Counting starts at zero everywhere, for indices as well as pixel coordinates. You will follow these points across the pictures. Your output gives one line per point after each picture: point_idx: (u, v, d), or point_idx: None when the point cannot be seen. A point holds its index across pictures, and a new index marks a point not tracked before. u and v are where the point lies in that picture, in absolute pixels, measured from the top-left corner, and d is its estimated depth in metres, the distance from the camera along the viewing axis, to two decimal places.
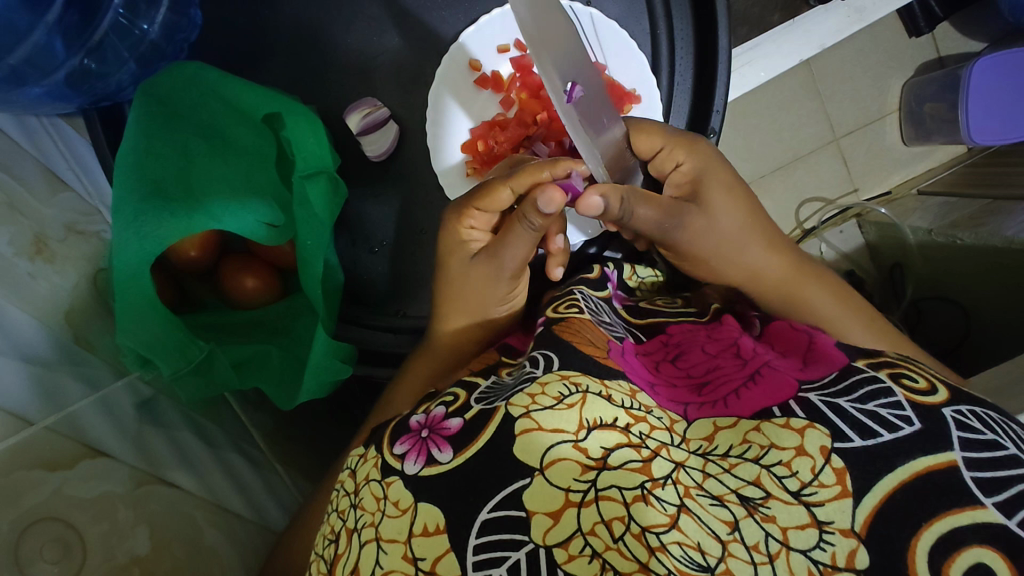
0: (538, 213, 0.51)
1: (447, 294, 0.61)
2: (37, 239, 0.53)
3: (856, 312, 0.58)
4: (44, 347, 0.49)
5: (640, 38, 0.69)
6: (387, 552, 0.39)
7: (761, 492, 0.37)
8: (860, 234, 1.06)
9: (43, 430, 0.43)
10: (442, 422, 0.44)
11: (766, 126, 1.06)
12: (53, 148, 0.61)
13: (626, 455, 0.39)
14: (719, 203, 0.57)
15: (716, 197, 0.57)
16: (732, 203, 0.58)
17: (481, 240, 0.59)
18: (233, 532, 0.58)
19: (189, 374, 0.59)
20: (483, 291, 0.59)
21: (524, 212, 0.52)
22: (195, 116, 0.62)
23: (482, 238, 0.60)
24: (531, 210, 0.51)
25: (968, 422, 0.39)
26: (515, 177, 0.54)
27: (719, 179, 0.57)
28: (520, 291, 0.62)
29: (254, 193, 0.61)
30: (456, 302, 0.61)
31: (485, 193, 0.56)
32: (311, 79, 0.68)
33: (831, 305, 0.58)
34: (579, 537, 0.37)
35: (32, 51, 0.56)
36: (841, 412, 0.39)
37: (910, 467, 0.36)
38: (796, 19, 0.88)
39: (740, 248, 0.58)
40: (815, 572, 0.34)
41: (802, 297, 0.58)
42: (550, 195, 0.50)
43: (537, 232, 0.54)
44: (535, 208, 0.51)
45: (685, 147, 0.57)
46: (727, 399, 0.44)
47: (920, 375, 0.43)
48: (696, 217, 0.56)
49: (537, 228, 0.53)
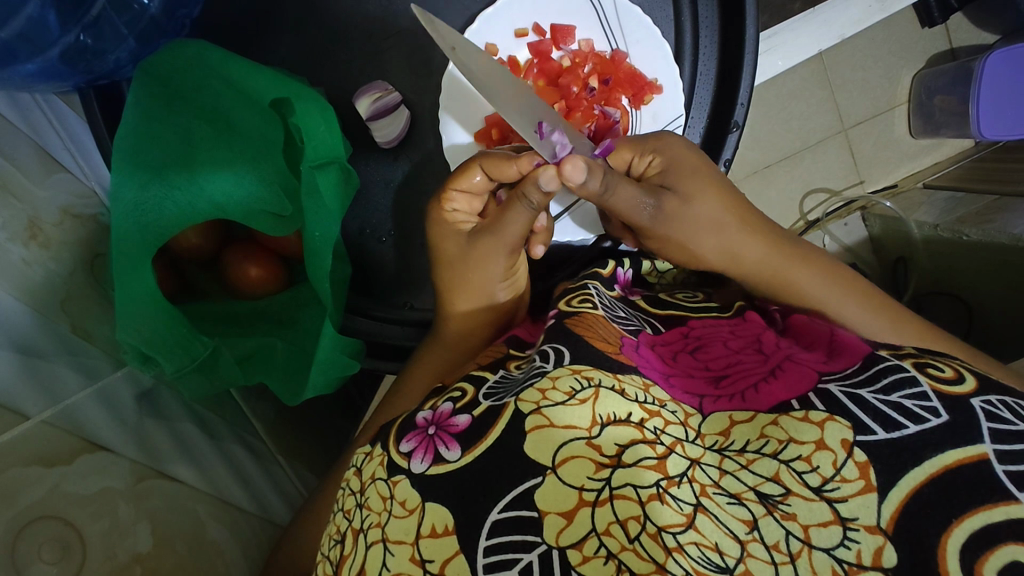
0: (538, 190, 0.50)
1: (448, 272, 0.60)
2: (31, 224, 0.50)
3: (847, 288, 0.55)
4: (40, 337, 0.47)
5: (663, 26, 0.67)
6: (394, 554, 0.38)
7: (780, 489, 0.36)
8: (865, 226, 1.05)
9: (39, 424, 0.42)
10: (449, 419, 0.42)
11: (773, 116, 1.03)
12: (47, 125, 0.58)
13: (641, 452, 0.38)
14: (692, 185, 0.56)
15: (690, 181, 0.56)
16: (706, 185, 0.56)
17: (469, 222, 0.59)
18: (235, 525, 0.57)
19: (193, 372, 0.57)
20: (482, 267, 0.57)
21: (524, 190, 0.50)
22: (195, 97, 0.59)
23: (471, 220, 0.59)
24: (532, 187, 0.50)
25: (997, 412, 0.36)
26: (485, 158, 0.56)
27: (692, 167, 0.57)
28: (520, 268, 0.61)
29: (261, 177, 0.59)
30: (460, 282, 0.59)
31: (460, 172, 0.57)
32: (318, 58, 0.65)
33: (817, 283, 0.55)
34: (594, 537, 0.35)
35: (25, 26, 0.53)
36: (863, 404, 0.37)
37: (938, 461, 0.35)
38: (818, 7, 0.86)
39: (719, 232, 0.56)
40: (839, 571, 0.33)
41: (791, 281, 0.55)
42: (546, 172, 0.48)
43: (536, 211, 0.53)
44: (535, 183, 0.49)
45: (652, 145, 0.58)
46: (745, 393, 0.42)
47: (946, 365, 0.41)
48: (672, 201, 0.55)
49: (537, 206, 0.52)
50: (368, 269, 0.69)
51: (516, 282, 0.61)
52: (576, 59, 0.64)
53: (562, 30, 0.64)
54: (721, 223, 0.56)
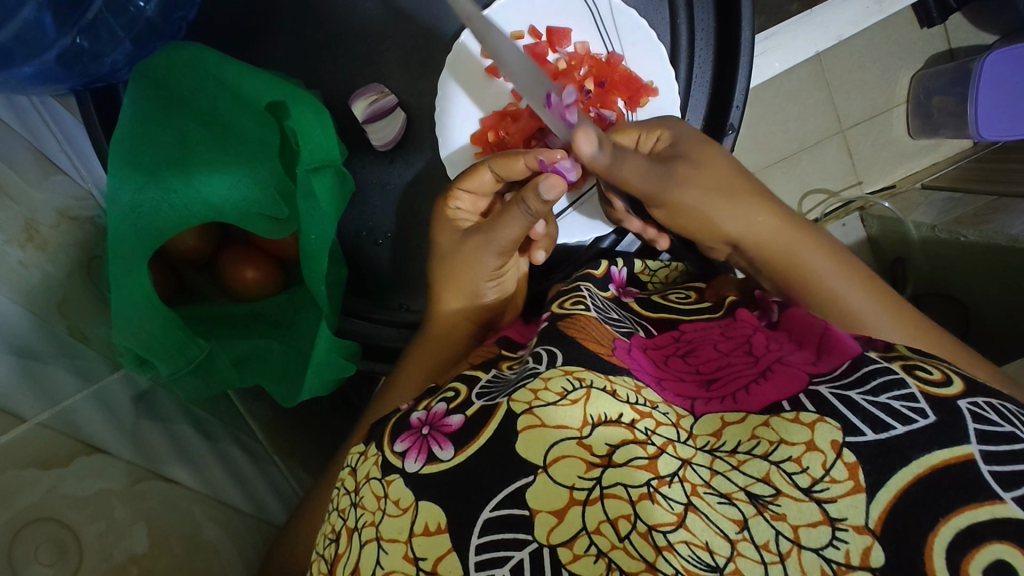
0: (537, 199, 0.50)
1: (440, 270, 0.60)
2: (28, 226, 0.50)
3: (851, 270, 0.56)
4: (36, 339, 0.47)
5: (659, 28, 0.67)
6: (387, 552, 0.38)
7: (770, 490, 0.36)
8: (863, 228, 1.03)
9: (37, 427, 0.42)
10: (443, 419, 0.43)
11: (771, 117, 1.04)
12: (43, 126, 0.59)
13: (632, 452, 0.38)
14: (703, 154, 0.57)
15: (699, 151, 0.57)
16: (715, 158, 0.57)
17: (471, 220, 0.60)
18: (231, 525, 0.57)
19: (189, 374, 0.57)
20: (472, 266, 0.57)
21: (524, 196, 0.50)
22: (192, 100, 0.59)
23: (471, 218, 0.60)
24: (531, 193, 0.50)
25: (984, 414, 0.36)
26: (494, 158, 0.56)
27: (699, 140, 0.58)
28: (508, 271, 0.60)
29: (257, 180, 0.59)
30: (451, 279, 0.59)
31: (469, 172, 0.57)
32: (314, 59, 0.66)
33: (824, 261, 0.56)
34: (584, 536, 0.36)
35: (22, 27, 0.53)
36: (852, 405, 0.38)
37: (925, 461, 0.35)
38: (814, 9, 0.86)
39: (732, 201, 0.56)
40: (828, 571, 0.33)
41: (797, 256, 0.56)
42: (548, 179, 0.48)
43: (533, 217, 0.52)
44: (535, 191, 0.49)
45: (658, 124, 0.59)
46: (737, 394, 0.43)
47: (935, 366, 0.41)
48: (683, 167, 0.56)
49: (535, 212, 0.52)
50: (364, 269, 0.69)
51: (504, 284, 0.61)
52: (572, 61, 0.64)
53: (558, 33, 0.64)
54: (734, 188, 0.57)
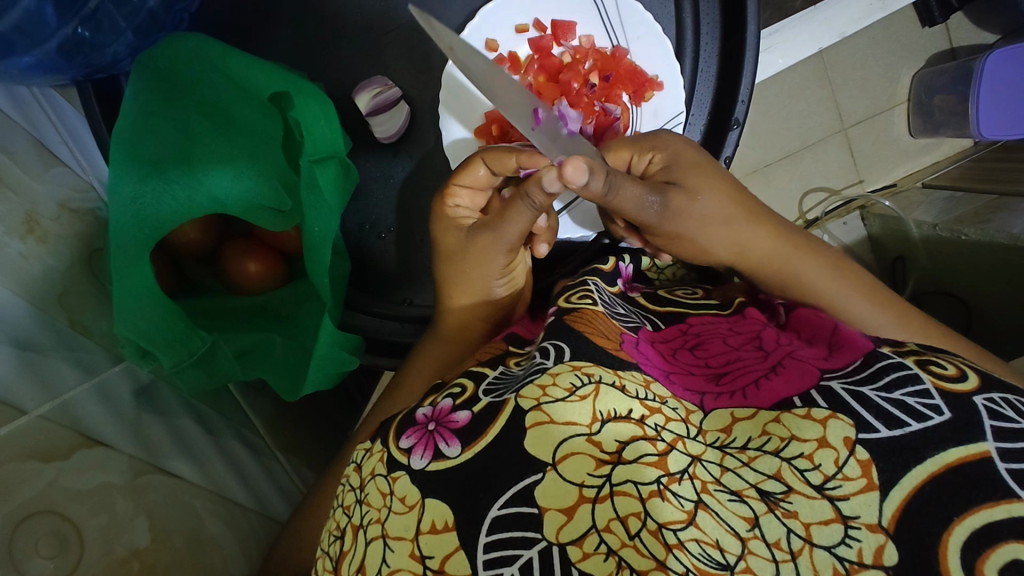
0: (540, 190, 0.49)
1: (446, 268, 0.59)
2: (29, 218, 0.50)
3: (853, 281, 0.56)
4: (37, 331, 0.46)
5: (665, 22, 0.67)
6: (393, 550, 0.38)
7: (781, 487, 0.35)
8: (864, 226, 1.05)
9: (37, 420, 0.42)
10: (449, 415, 0.42)
11: (773, 114, 1.03)
12: (44, 118, 0.58)
13: (641, 448, 0.37)
14: (696, 180, 0.55)
15: (693, 175, 0.55)
16: (709, 180, 0.55)
17: (471, 217, 0.59)
18: (234, 521, 0.56)
19: (191, 366, 0.57)
20: (475, 260, 0.57)
21: (528, 190, 0.49)
22: (194, 91, 0.59)
23: (473, 215, 0.60)
24: (534, 186, 0.49)
25: (1001, 410, 0.36)
26: (487, 152, 0.56)
27: (692, 161, 0.56)
28: (518, 268, 0.60)
29: (259, 172, 0.59)
30: (456, 276, 0.59)
31: (465, 168, 0.57)
32: (317, 53, 0.65)
33: (824, 276, 0.56)
34: (594, 534, 0.35)
35: (22, 18, 0.51)
36: (866, 402, 0.37)
37: (941, 458, 0.34)
38: (818, 6, 0.85)
39: (728, 223, 0.56)
40: (840, 570, 0.33)
41: (794, 273, 0.56)
42: (550, 173, 0.46)
43: (538, 210, 0.52)
44: (536, 183, 0.49)
45: (650, 143, 0.57)
46: (746, 389, 0.42)
47: (949, 362, 0.41)
48: (677, 195, 0.54)
49: (538, 206, 0.51)
50: (368, 265, 0.68)
51: (514, 280, 0.61)
52: (576, 55, 0.64)
53: (563, 26, 0.64)
54: (726, 216, 0.56)
